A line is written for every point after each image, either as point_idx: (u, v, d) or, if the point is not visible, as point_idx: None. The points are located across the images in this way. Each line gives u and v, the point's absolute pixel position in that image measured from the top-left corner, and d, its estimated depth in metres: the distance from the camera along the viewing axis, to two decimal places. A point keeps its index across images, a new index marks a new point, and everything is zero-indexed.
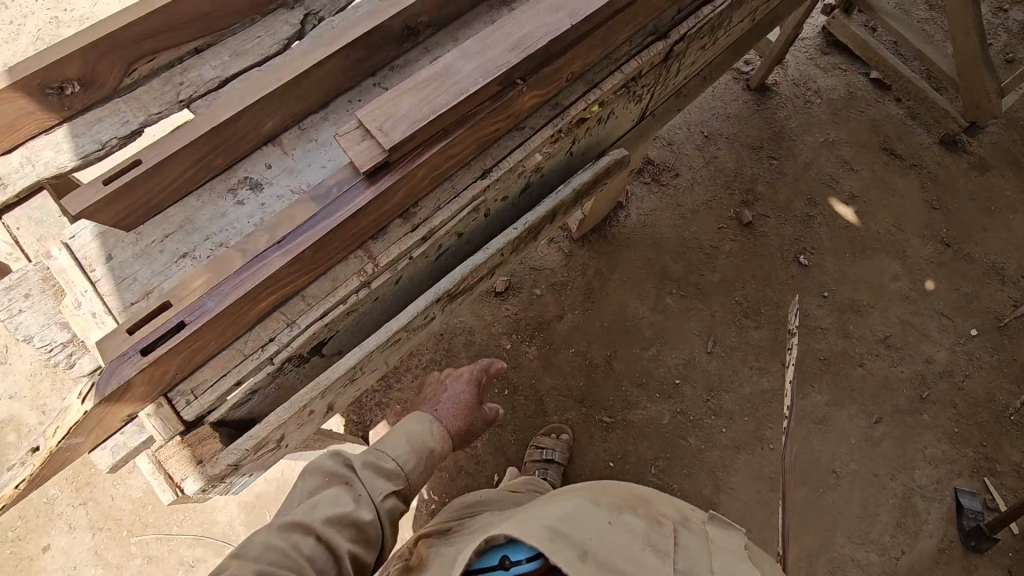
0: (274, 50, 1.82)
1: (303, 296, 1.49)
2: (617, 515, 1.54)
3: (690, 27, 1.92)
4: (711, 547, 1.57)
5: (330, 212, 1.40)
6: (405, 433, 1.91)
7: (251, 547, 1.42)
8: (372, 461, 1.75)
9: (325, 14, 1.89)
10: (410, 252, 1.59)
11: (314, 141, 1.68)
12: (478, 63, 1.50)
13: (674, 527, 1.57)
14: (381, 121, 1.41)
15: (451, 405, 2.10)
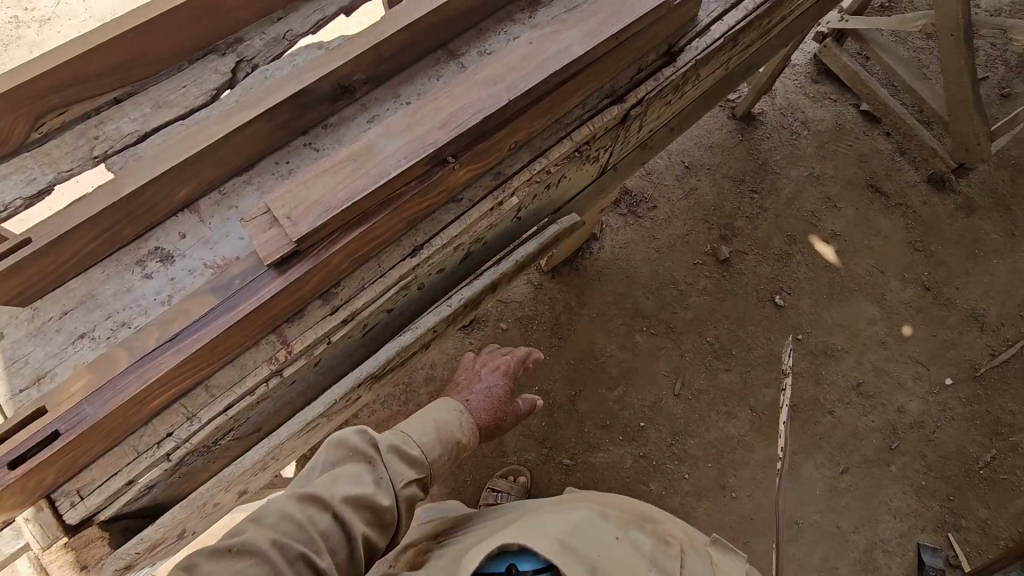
0: (201, 101, 1.71)
1: (206, 387, 1.40)
2: (620, 532, 1.67)
3: (649, 89, 1.79)
4: (703, 567, 1.73)
5: (228, 307, 1.31)
6: (428, 420, 1.86)
7: (269, 514, 1.41)
8: (397, 444, 1.69)
9: (259, 61, 1.78)
10: (329, 336, 1.49)
11: (234, 209, 1.59)
12: (403, 142, 1.39)
13: (674, 550, 1.72)
14: (288, 209, 1.31)
15: (486, 392, 2.08)
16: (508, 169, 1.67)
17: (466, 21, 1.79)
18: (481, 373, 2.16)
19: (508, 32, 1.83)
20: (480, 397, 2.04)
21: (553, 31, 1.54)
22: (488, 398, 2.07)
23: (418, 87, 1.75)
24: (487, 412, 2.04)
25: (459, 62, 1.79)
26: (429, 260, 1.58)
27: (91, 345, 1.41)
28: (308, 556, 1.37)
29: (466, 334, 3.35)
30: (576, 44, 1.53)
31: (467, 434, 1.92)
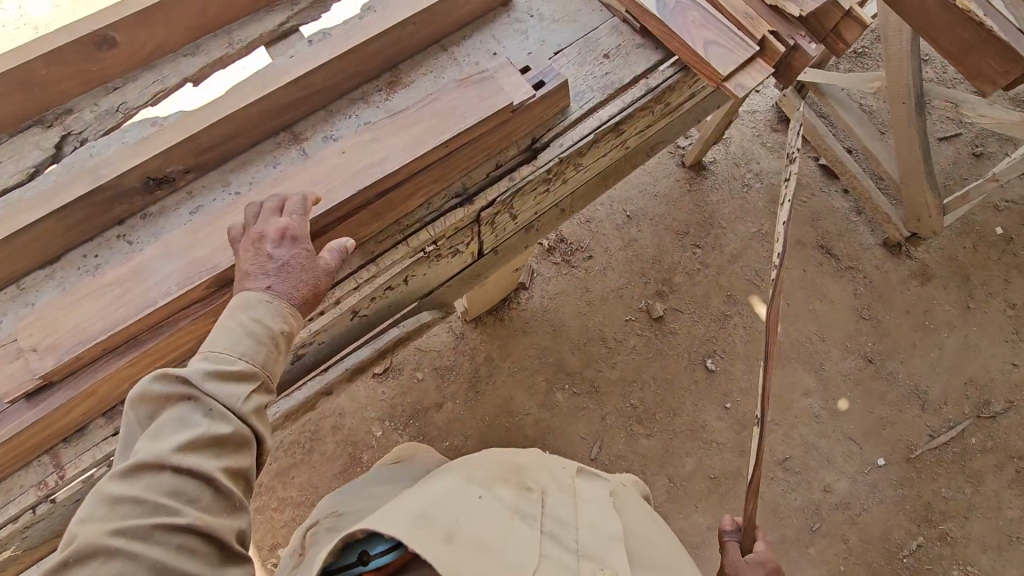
0: (14, 180, 1.60)
1: None
2: (488, 487, 1.37)
3: (503, 191, 1.65)
4: (587, 504, 1.47)
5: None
6: (242, 321, 1.21)
7: (93, 507, 1.01)
8: (219, 359, 1.16)
9: (88, 135, 1.66)
10: (110, 455, 1.36)
11: (29, 306, 1.48)
12: (180, 266, 1.27)
13: (544, 491, 1.44)
14: (35, 341, 1.20)
15: (286, 265, 1.28)
16: (333, 275, 1.54)
17: (310, 103, 1.66)
18: (256, 246, 1.27)
19: (360, 116, 1.70)
20: (284, 270, 1.27)
21: (372, 138, 1.42)
22: (293, 270, 1.28)
23: (251, 175, 1.62)
24: (307, 285, 1.30)
25: (301, 147, 1.66)
26: None
27: None
28: (166, 526, 1.02)
29: (380, 381, 3.28)
30: (394, 156, 1.40)
31: (285, 323, 1.25)
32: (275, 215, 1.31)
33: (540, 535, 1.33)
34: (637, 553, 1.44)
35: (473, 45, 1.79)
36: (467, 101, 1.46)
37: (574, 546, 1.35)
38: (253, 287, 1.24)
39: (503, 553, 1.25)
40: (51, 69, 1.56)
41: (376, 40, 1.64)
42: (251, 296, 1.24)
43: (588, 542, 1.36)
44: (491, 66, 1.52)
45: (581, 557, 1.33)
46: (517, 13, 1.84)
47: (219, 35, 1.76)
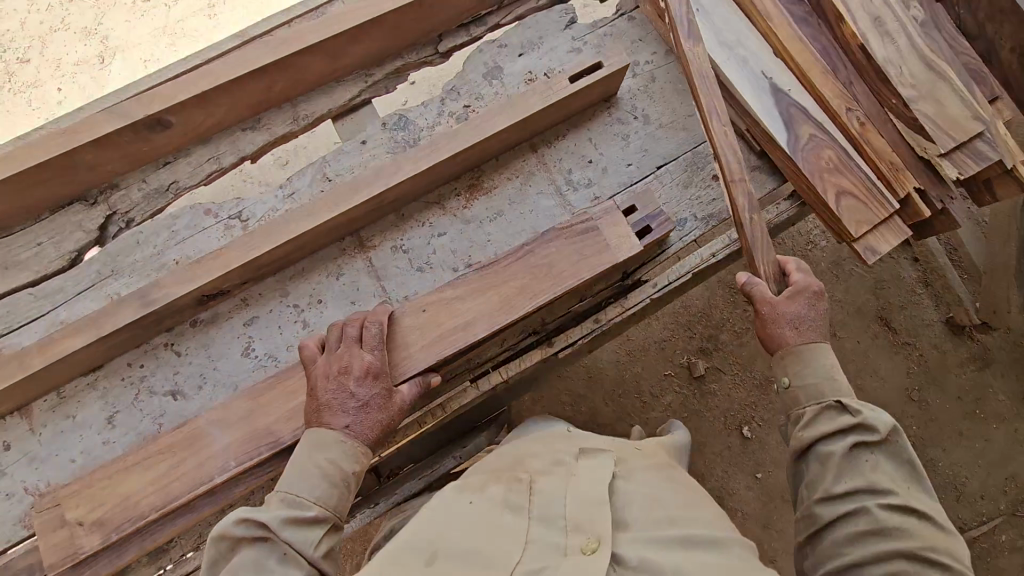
0: (56, 266, 1.45)
1: None
2: (477, 489, 1.24)
3: (584, 333, 1.49)
4: (580, 476, 1.23)
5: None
6: (317, 463, 1.09)
7: None
8: (292, 502, 1.06)
9: (136, 218, 1.50)
10: None
11: (69, 418, 1.38)
12: (238, 437, 1.16)
13: (533, 475, 1.26)
14: (80, 513, 1.13)
15: (366, 403, 1.14)
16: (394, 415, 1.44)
17: (381, 210, 1.47)
18: (339, 377, 1.14)
19: (434, 226, 1.52)
20: (364, 410, 1.14)
21: (456, 294, 1.26)
22: (372, 409, 1.15)
23: (312, 287, 1.47)
24: (384, 424, 1.16)
25: (367, 258, 1.49)
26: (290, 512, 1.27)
27: None
28: None
29: None
30: (479, 317, 1.25)
31: (360, 465, 1.13)
32: (357, 345, 1.18)
33: (529, 524, 1.15)
34: (639, 511, 1.19)
35: (567, 147, 1.57)
36: (566, 250, 1.29)
37: (560, 522, 1.14)
38: (332, 425, 1.11)
39: (484, 556, 1.09)
40: (99, 154, 1.38)
41: (465, 150, 1.44)
42: (325, 434, 1.11)
43: (576, 513, 1.15)
44: (596, 209, 1.33)
45: (568, 530, 1.13)
46: (619, 112, 1.60)
47: (284, 107, 1.56)
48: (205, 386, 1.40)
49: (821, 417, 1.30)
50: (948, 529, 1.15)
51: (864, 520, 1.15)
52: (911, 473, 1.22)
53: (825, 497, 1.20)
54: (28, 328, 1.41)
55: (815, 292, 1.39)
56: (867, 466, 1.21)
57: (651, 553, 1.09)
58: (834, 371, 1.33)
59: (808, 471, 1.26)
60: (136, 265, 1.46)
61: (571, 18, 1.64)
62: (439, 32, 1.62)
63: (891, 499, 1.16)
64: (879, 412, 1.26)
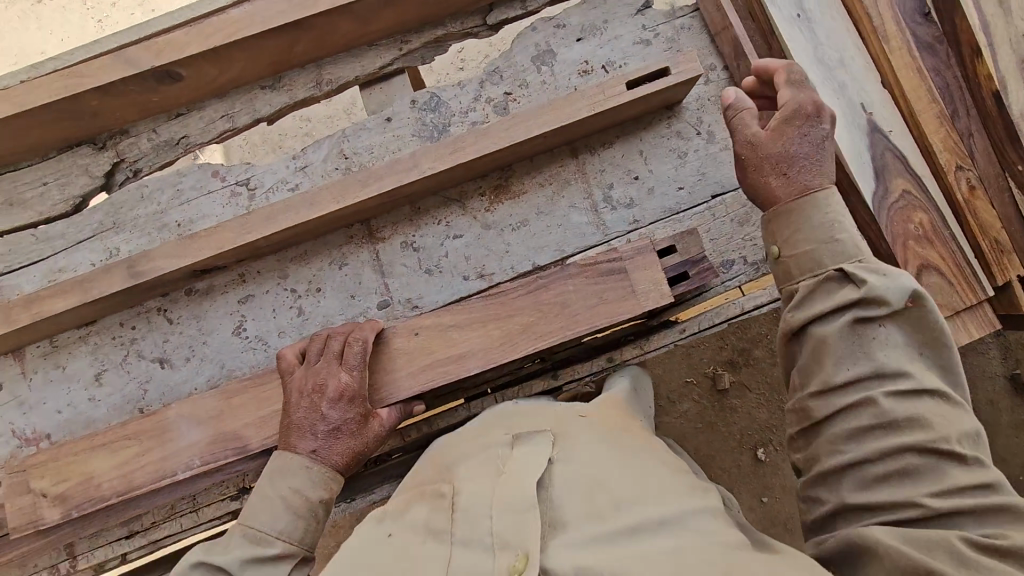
0: (58, 209, 1.40)
1: None
2: (399, 516, 1.01)
3: (594, 373, 1.36)
4: (499, 478, 0.95)
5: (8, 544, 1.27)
6: (280, 494, 1.05)
7: None
8: (255, 540, 1.02)
9: (142, 168, 1.42)
10: (124, 555, 1.28)
11: (58, 368, 1.37)
12: (204, 437, 1.14)
13: (455, 483, 0.99)
14: (45, 485, 1.15)
15: (336, 427, 1.08)
16: None
17: (394, 202, 1.34)
18: (312, 396, 1.08)
19: (451, 226, 1.38)
20: (334, 435, 1.08)
21: (453, 322, 1.17)
22: (342, 434, 1.09)
23: (313, 272, 1.37)
24: (356, 451, 1.10)
25: (374, 250, 1.38)
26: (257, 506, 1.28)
27: None
28: None
29: None
30: (471, 351, 1.15)
31: (325, 493, 1.07)
32: (337, 363, 1.11)
33: (452, 548, 0.89)
34: (578, 502, 0.91)
35: (612, 158, 1.38)
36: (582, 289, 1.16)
37: (485, 540, 0.88)
38: (298, 447, 1.07)
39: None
40: (105, 100, 1.29)
41: (495, 151, 1.28)
42: (292, 455, 1.07)
43: (504, 528, 0.87)
44: (627, 248, 1.15)
45: (494, 547, 0.86)
46: (680, 123, 1.38)
47: (308, 67, 1.41)
48: (192, 359, 1.35)
49: (816, 290, 0.96)
50: (967, 404, 0.87)
51: (868, 412, 0.87)
52: (929, 338, 0.90)
53: (820, 387, 0.91)
54: (27, 271, 1.38)
55: (808, 115, 1.03)
56: (878, 347, 0.90)
57: (592, 562, 0.83)
58: (835, 228, 0.97)
59: (800, 358, 0.97)
60: (136, 221, 1.38)
61: (646, 2, 1.40)
62: (491, 1, 1.41)
63: (901, 381, 0.87)
64: (904, 277, 0.91)
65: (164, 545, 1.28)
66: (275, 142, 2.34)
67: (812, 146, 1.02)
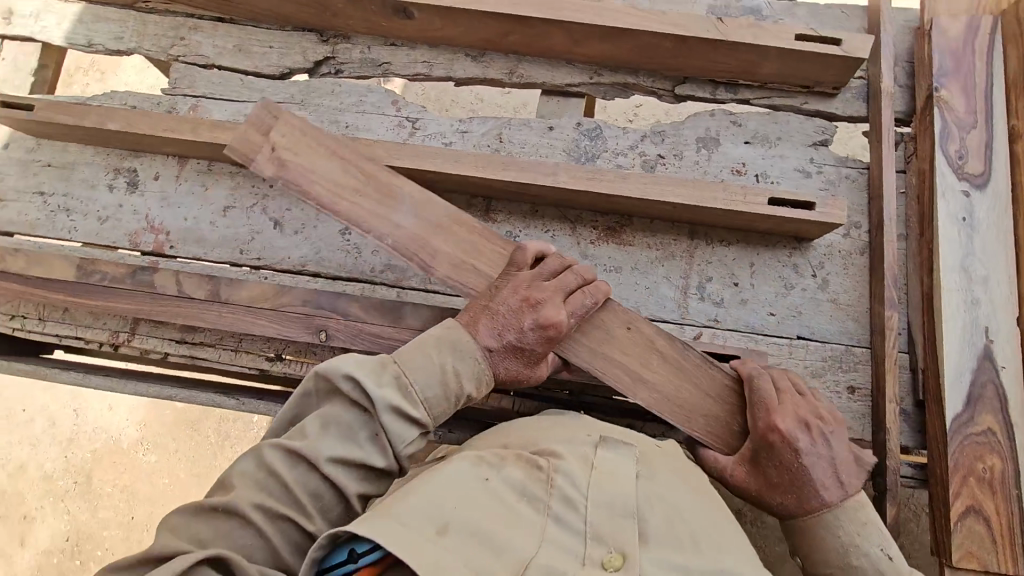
0: (270, 71, 1.68)
1: (66, 311, 1.52)
2: (494, 465, 0.93)
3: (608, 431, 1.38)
4: (600, 479, 0.91)
5: (101, 296, 1.38)
6: (443, 364, 1.06)
7: (251, 466, 1.00)
8: (404, 390, 1.04)
9: (344, 70, 1.68)
10: (170, 352, 1.47)
11: (202, 187, 1.60)
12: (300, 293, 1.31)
13: (552, 460, 0.93)
14: (279, 142, 1.29)
15: (524, 348, 1.10)
16: None
17: (519, 196, 1.47)
18: (524, 306, 1.10)
19: (554, 239, 1.48)
20: (515, 350, 1.10)
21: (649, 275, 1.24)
22: (520, 354, 1.11)
23: None
24: (516, 374, 1.12)
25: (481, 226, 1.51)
26: (283, 374, 1.43)
27: (40, 204, 1.63)
28: (296, 521, 0.97)
29: None
30: (652, 383, 1.17)
31: (476, 392, 1.08)
32: (562, 298, 1.12)
33: (547, 520, 0.87)
34: (663, 524, 0.89)
35: (723, 256, 1.43)
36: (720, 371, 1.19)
37: (578, 526, 0.87)
38: (479, 337, 1.09)
39: (506, 549, 0.83)
40: (349, 7, 1.56)
41: (623, 195, 1.36)
42: (473, 339, 1.09)
43: (600, 523, 0.87)
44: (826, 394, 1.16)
45: (586, 536, 0.86)
46: (802, 259, 1.40)
47: (509, 58, 1.62)
48: (299, 233, 1.54)
49: None
50: None
51: None
52: None
53: None
54: (224, 104, 1.65)
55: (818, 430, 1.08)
56: None
57: None
58: (852, 554, 1.04)
59: None
60: (318, 108, 1.64)
61: (824, 139, 1.48)
62: (686, 75, 1.55)
63: None
64: None
65: (202, 362, 1.46)
66: (445, 104, 2.58)
67: (829, 464, 1.07)
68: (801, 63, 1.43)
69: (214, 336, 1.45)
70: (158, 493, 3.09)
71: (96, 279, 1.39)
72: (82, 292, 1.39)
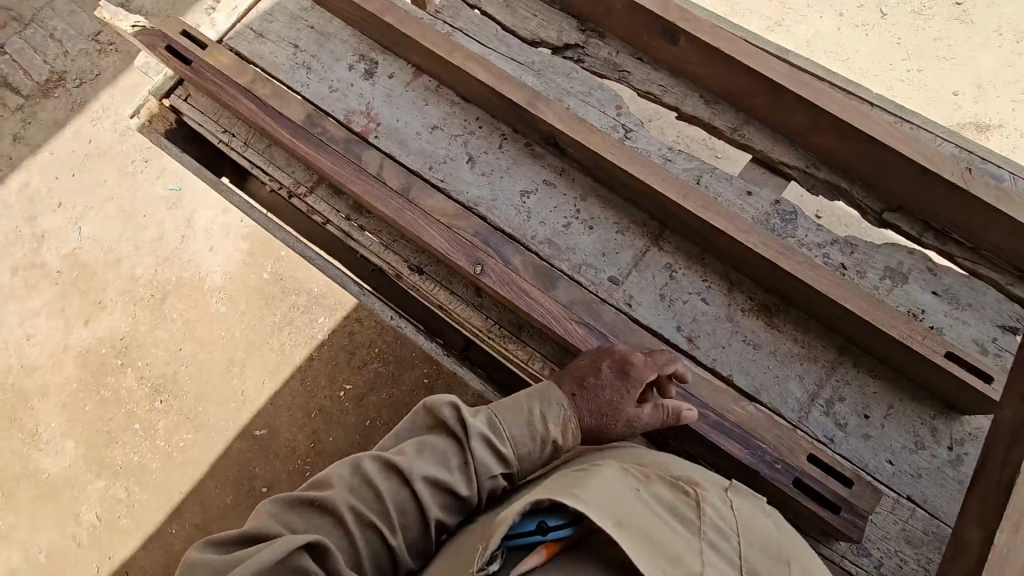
0: (524, 34, 1.82)
1: (269, 148, 1.68)
2: (641, 479, 0.97)
3: None
4: (746, 524, 0.93)
5: (311, 148, 1.54)
6: (533, 410, 1.14)
7: (345, 470, 1.02)
8: (493, 427, 1.11)
9: (586, 61, 1.79)
10: (332, 221, 1.58)
11: (423, 101, 1.74)
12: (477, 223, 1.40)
13: (696, 490, 0.97)
14: None
15: (601, 386, 1.19)
16: (526, 333, 1.45)
17: (696, 237, 1.51)
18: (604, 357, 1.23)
19: (708, 290, 1.50)
20: (597, 391, 1.18)
21: None
22: (601, 399, 1.18)
23: (600, 216, 1.58)
24: (598, 416, 1.18)
25: (646, 247, 1.54)
26: (416, 287, 1.51)
27: (290, 54, 1.82)
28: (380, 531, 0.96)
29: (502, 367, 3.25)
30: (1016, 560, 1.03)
31: (559, 429, 1.13)
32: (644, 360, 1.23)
33: (703, 542, 0.88)
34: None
35: (865, 385, 1.39)
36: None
37: (731, 555, 0.88)
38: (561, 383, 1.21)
39: (678, 559, 0.83)
40: (623, 12, 1.68)
41: (799, 282, 1.37)
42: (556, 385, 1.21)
43: (754, 558, 0.89)
44: None
45: (739, 568, 0.87)
46: (943, 426, 1.34)
47: (738, 116, 1.67)
48: (485, 176, 1.64)
49: None
50: None
51: None
52: None
53: None
54: (473, 43, 1.80)
55: None
56: None
57: None
58: None
59: None
60: (551, 81, 1.75)
61: (1014, 326, 1.42)
62: (902, 205, 1.55)
63: None
64: None
65: (355, 243, 1.56)
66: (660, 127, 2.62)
67: None
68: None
69: (376, 226, 1.56)
70: (210, 340, 3.28)
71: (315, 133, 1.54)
72: (301, 138, 1.57)
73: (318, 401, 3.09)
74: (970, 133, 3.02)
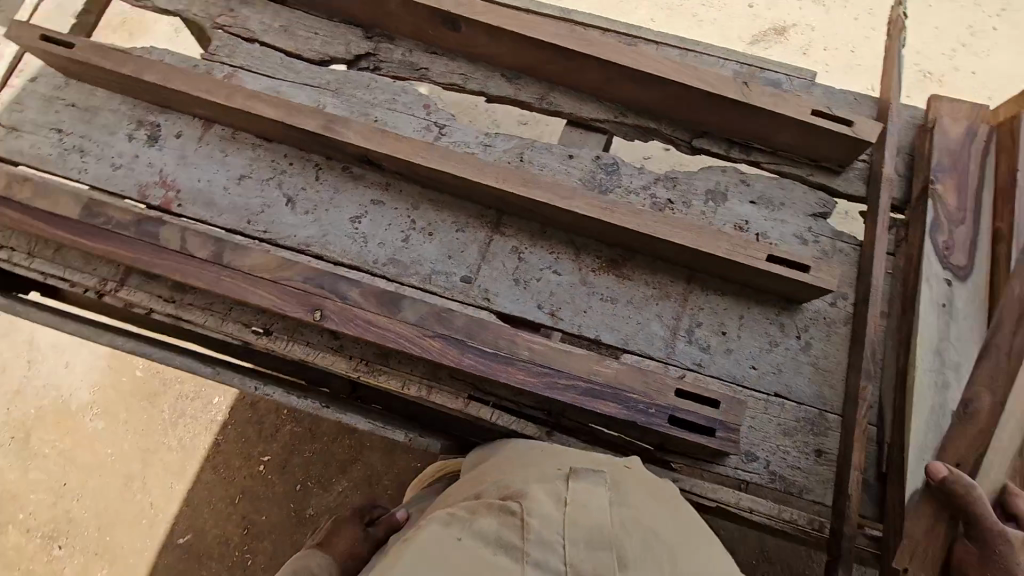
0: (310, 55, 1.72)
1: (59, 251, 1.49)
2: (462, 519, 0.89)
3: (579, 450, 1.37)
4: (575, 520, 0.87)
5: (101, 239, 1.39)
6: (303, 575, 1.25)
7: None
8: None
9: (382, 67, 1.73)
10: (154, 309, 1.44)
11: (222, 153, 1.61)
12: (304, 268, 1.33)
13: (521, 506, 0.89)
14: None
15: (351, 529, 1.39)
16: (395, 361, 1.42)
17: (532, 214, 1.52)
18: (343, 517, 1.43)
19: (557, 262, 1.52)
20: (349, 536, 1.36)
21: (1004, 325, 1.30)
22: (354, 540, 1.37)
23: (437, 219, 1.55)
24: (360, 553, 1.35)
25: (489, 237, 1.54)
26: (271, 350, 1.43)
27: (55, 141, 1.62)
28: None
29: None
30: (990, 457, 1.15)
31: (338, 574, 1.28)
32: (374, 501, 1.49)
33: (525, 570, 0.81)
34: (641, 549, 0.86)
35: (716, 305, 1.48)
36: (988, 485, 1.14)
37: (558, 566, 0.82)
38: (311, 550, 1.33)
39: None
40: (399, 10, 1.63)
41: (631, 230, 1.42)
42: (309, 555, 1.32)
43: (582, 559, 0.83)
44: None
45: None
46: (789, 319, 1.47)
47: (542, 84, 1.69)
48: (310, 213, 1.56)
49: None
50: None
51: None
52: None
53: None
54: (258, 79, 1.68)
55: None
56: None
57: None
58: None
59: None
60: (351, 97, 1.67)
61: (823, 212, 1.57)
62: (705, 129, 1.64)
63: None
64: None
65: (187, 324, 1.44)
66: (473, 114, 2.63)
67: None
68: (812, 139, 1.53)
69: (205, 299, 1.44)
70: (98, 463, 2.94)
71: (101, 222, 1.39)
72: (84, 230, 1.40)
73: (238, 484, 2.87)
74: (771, 39, 3.27)
